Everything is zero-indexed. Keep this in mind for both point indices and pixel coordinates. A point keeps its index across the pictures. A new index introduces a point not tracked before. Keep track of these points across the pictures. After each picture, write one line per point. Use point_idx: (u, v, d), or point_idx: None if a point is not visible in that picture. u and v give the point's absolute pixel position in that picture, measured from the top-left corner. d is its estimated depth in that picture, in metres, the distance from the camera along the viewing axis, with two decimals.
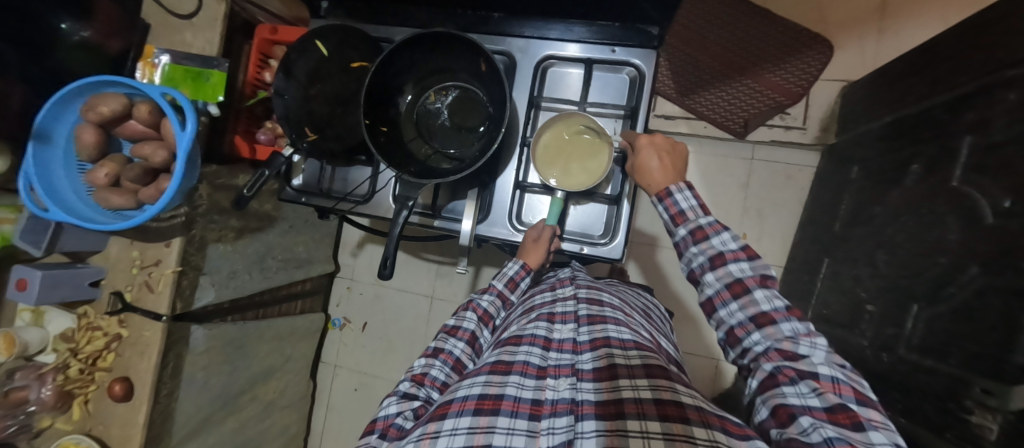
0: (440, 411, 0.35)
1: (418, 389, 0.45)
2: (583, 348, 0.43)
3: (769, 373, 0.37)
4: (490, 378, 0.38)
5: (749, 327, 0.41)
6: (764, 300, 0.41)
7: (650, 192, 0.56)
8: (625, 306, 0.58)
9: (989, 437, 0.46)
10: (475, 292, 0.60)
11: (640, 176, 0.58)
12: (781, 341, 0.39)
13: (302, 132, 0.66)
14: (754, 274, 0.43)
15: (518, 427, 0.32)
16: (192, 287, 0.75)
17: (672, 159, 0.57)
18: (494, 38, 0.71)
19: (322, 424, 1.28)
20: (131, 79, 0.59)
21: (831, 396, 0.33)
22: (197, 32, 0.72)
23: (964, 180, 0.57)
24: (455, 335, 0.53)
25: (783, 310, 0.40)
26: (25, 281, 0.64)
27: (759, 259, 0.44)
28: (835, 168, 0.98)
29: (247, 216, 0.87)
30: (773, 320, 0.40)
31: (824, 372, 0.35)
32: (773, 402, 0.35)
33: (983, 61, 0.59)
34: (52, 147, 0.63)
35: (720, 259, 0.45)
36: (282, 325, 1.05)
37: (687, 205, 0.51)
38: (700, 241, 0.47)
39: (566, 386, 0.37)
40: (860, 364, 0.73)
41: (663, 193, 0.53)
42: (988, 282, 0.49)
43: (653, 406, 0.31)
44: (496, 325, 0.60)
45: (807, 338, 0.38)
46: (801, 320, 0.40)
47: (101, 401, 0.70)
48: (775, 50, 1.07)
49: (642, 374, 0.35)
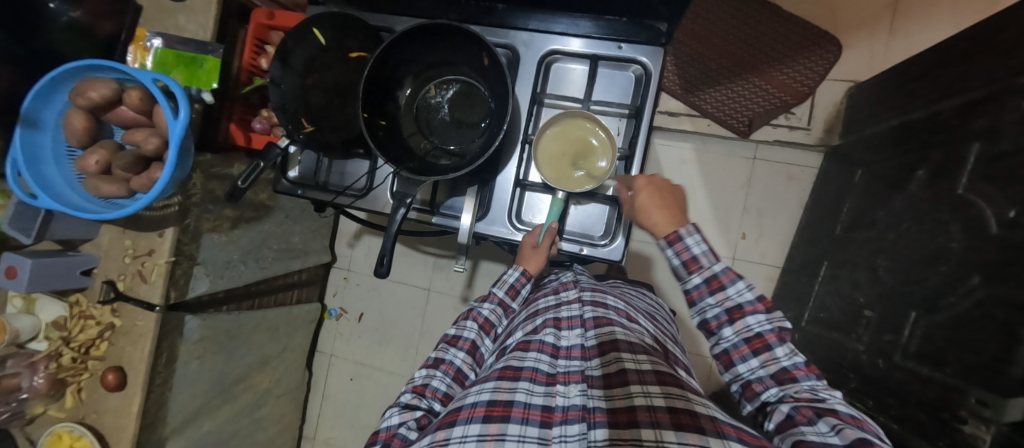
0: (448, 419, 0.35)
1: (419, 400, 0.45)
2: (591, 354, 0.43)
3: (787, 415, 0.39)
4: (498, 385, 0.38)
5: (768, 382, 0.43)
6: (784, 356, 0.43)
7: (654, 235, 0.55)
8: (631, 310, 0.57)
9: (982, 446, 0.45)
10: (475, 301, 0.59)
11: (642, 215, 0.57)
12: (798, 391, 0.41)
13: (298, 124, 0.65)
14: (773, 328, 0.45)
15: (530, 434, 0.32)
16: (186, 277, 0.74)
17: (670, 197, 0.57)
18: (497, 31, 0.69)
19: (318, 413, 1.28)
20: (122, 64, 0.57)
21: (850, 431, 0.33)
22: (191, 15, 0.70)
23: (969, 188, 0.57)
24: (456, 345, 0.52)
25: (802, 367, 0.43)
26: (15, 269, 0.63)
27: (774, 312, 0.46)
28: (839, 169, 0.97)
29: (242, 205, 0.85)
30: (795, 378, 0.42)
31: (843, 409, 0.37)
32: (792, 438, 0.36)
33: (996, 66, 0.58)
34: (41, 133, 0.61)
35: (738, 312, 0.47)
36: (278, 315, 1.05)
37: (699, 250, 0.50)
38: (715, 291, 0.48)
39: (577, 392, 0.36)
40: (855, 369, 0.73)
41: (673, 236, 0.51)
42: (989, 293, 0.49)
43: (666, 415, 0.30)
44: (498, 334, 0.59)
45: (825, 390, 0.40)
46: (819, 377, 0.42)
47: (94, 389, 0.69)
48: (784, 48, 1.04)
49: (653, 380, 0.35)
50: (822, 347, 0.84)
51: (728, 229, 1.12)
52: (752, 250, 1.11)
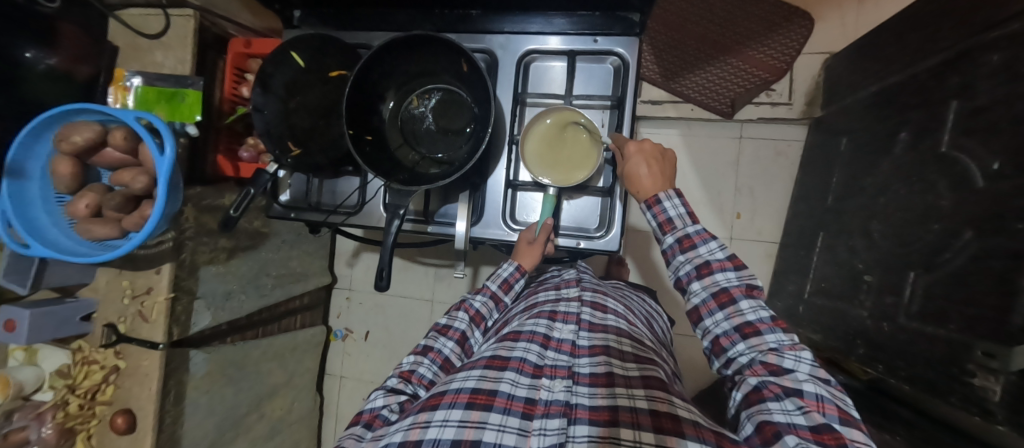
0: (431, 402, 0.36)
1: (404, 384, 0.47)
2: (581, 352, 0.44)
3: (754, 388, 0.40)
4: (484, 373, 0.39)
5: (734, 337, 0.45)
6: (749, 311, 0.45)
7: (639, 198, 0.57)
8: (630, 315, 0.58)
9: (993, 397, 0.46)
10: (469, 292, 0.61)
11: (629, 181, 0.57)
12: (765, 353, 0.43)
13: (284, 148, 0.65)
14: (740, 283, 0.47)
15: (510, 424, 0.33)
16: (187, 313, 0.74)
17: (659, 159, 0.56)
18: (472, 37, 0.69)
19: (332, 436, 1.27)
20: (103, 105, 0.57)
21: (816, 415, 0.35)
22: (168, 51, 0.70)
23: (953, 145, 0.58)
24: (445, 335, 0.55)
25: (768, 321, 0.45)
26: (14, 322, 0.62)
27: (744, 269, 0.48)
28: (825, 140, 0.98)
29: (237, 235, 0.85)
30: (758, 331, 0.44)
31: (809, 390, 0.37)
32: (759, 419, 0.36)
33: (964, 23, 0.59)
34: (27, 182, 0.61)
35: (707, 268, 0.49)
36: (283, 341, 1.04)
37: (675, 213, 0.53)
38: (687, 250, 0.51)
39: (561, 387, 0.38)
40: (861, 335, 0.73)
41: (652, 200, 0.54)
42: (983, 245, 0.49)
43: (648, 418, 0.32)
44: (487, 326, 0.61)
45: (791, 352, 0.42)
46: (784, 331, 0.44)
47: (105, 434, 0.69)
48: (757, 27, 1.06)
49: (639, 385, 0.37)
50: (827, 317, 0.85)
51: (724, 210, 1.12)
52: (749, 228, 1.11)
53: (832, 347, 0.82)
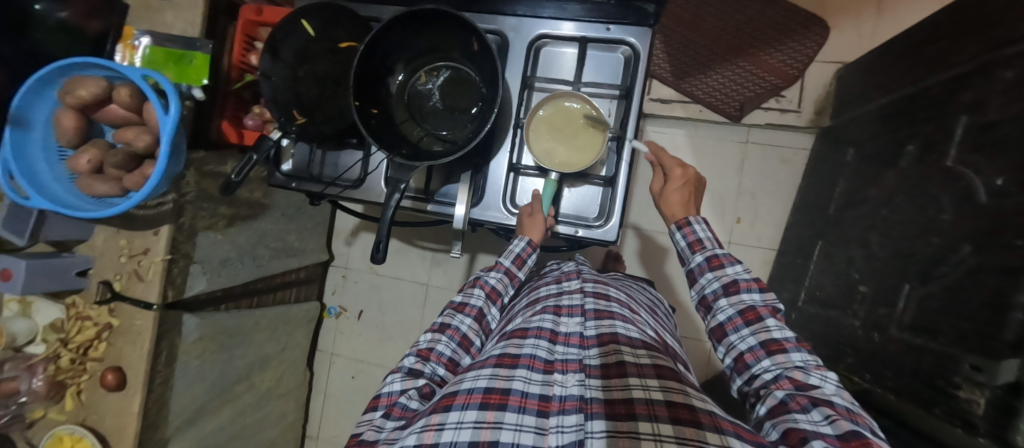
0: (444, 403, 0.36)
1: (423, 364, 0.48)
2: (589, 343, 0.45)
3: (780, 400, 0.40)
4: (496, 371, 0.39)
5: (759, 353, 0.45)
6: (775, 328, 0.46)
7: (669, 222, 0.64)
8: (632, 302, 0.58)
9: (977, 411, 0.46)
10: (482, 269, 0.61)
11: (666, 204, 0.66)
12: (790, 369, 0.42)
13: (290, 116, 0.65)
14: (765, 305, 0.49)
15: (526, 423, 0.33)
16: (183, 276, 0.74)
17: (691, 195, 0.66)
18: (485, 17, 0.69)
19: (320, 411, 1.28)
20: (110, 61, 0.57)
21: (843, 423, 0.34)
22: (178, 12, 0.70)
23: (959, 160, 0.57)
24: (462, 312, 0.55)
25: (792, 341, 0.45)
26: (9, 270, 0.63)
27: (768, 291, 0.50)
28: (831, 149, 0.98)
29: (237, 203, 0.85)
30: (784, 349, 0.44)
31: (837, 402, 0.37)
32: (784, 425, 0.37)
33: (981, 39, 0.59)
34: (30, 132, 0.61)
35: (734, 286, 0.51)
36: (277, 314, 1.05)
37: (704, 234, 0.59)
38: (715, 268, 0.54)
39: (574, 382, 0.38)
40: (851, 344, 0.74)
41: (683, 222, 0.61)
42: (980, 261, 0.49)
43: (664, 408, 0.32)
44: (502, 303, 0.62)
45: (818, 371, 0.42)
46: (809, 353, 0.44)
47: (94, 390, 0.69)
48: (773, 31, 1.05)
49: (652, 374, 0.37)
50: (820, 325, 0.85)
51: (724, 213, 1.12)
52: (748, 233, 1.11)
53: (821, 355, 0.83)
